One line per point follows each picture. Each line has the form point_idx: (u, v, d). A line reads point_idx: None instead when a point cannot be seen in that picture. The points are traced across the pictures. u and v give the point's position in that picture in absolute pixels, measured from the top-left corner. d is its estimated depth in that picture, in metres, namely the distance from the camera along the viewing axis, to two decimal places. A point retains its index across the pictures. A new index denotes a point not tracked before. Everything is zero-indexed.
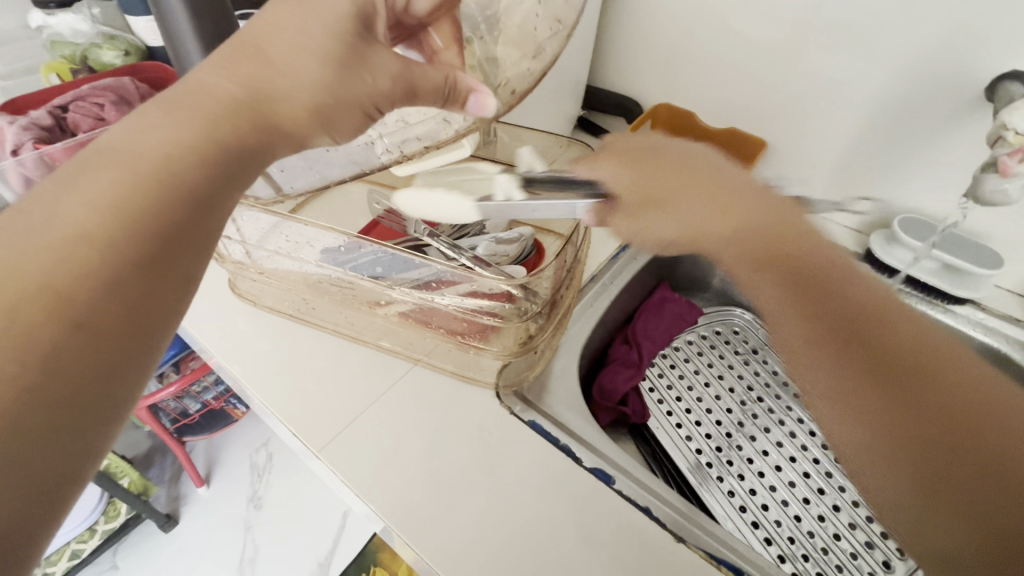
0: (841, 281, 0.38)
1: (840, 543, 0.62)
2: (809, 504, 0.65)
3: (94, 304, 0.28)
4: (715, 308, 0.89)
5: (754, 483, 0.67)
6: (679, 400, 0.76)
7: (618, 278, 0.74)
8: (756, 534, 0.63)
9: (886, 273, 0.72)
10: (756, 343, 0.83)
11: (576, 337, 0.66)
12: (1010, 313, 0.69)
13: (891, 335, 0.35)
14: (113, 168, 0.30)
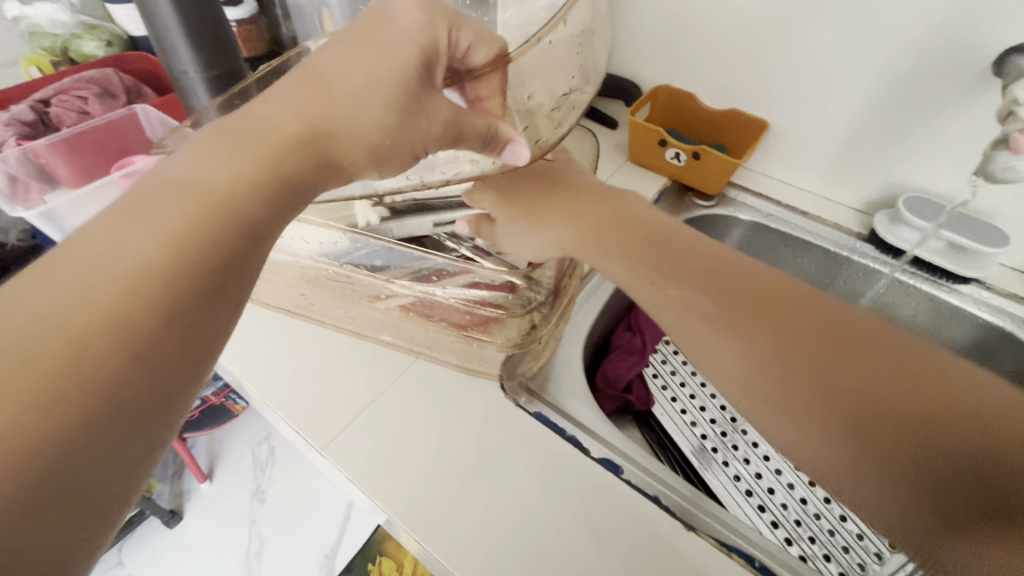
0: (773, 318, 0.37)
1: (846, 524, 0.62)
2: (815, 487, 0.65)
3: (155, 333, 0.26)
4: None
5: (759, 467, 0.67)
6: (683, 386, 0.75)
7: None
8: (763, 518, 0.63)
9: (890, 253, 0.72)
10: None
11: (578, 327, 0.65)
12: (1016, 292, 0.68)
13: (845, 371, 0.33)
14: (167, 201, 0.29)
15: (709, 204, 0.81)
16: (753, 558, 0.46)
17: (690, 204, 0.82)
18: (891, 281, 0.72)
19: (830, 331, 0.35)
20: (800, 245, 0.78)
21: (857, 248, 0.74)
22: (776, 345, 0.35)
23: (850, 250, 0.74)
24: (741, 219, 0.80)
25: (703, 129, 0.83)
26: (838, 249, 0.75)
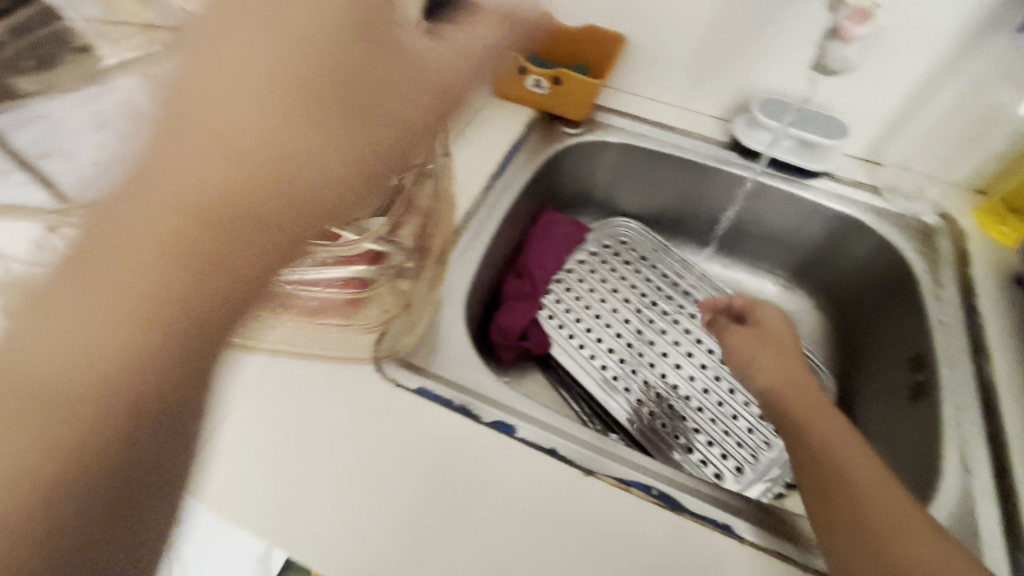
0: (804, 414, 0.47)
1: (737, 422, 0.67)
2: (709, 394, 0.69)
3: (72, 489, 0.24)
4: (599, 222, 0.85)
5: (658, 386, 0.69)
6: (579, 321, 0.74)
7: (493, 211, 0.67)
8: (665, 434, 0.65)
9: (749, 158, 0.74)
10: (644, 250, 0.82)
11: (455, 285, 0.59)
12: (859, 179, 0.72)
13: (857, 463, 0.43)
14: (209, 174, 0.23)
15: (578, 131, 0.77)
16: (650, 486, 0.46)
17: (560, 134, 0.77)
18: (755, 186, 0.74)
19: (841, 437, 0.45)
20: (671, 163, 0.77)
21: (723, 157, 0.75)
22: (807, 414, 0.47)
23: (715, 160, 0.74)
24: (612, 142, 0.77)
25: (561, 48, 0.77)
26: (704, 159, 0.75)
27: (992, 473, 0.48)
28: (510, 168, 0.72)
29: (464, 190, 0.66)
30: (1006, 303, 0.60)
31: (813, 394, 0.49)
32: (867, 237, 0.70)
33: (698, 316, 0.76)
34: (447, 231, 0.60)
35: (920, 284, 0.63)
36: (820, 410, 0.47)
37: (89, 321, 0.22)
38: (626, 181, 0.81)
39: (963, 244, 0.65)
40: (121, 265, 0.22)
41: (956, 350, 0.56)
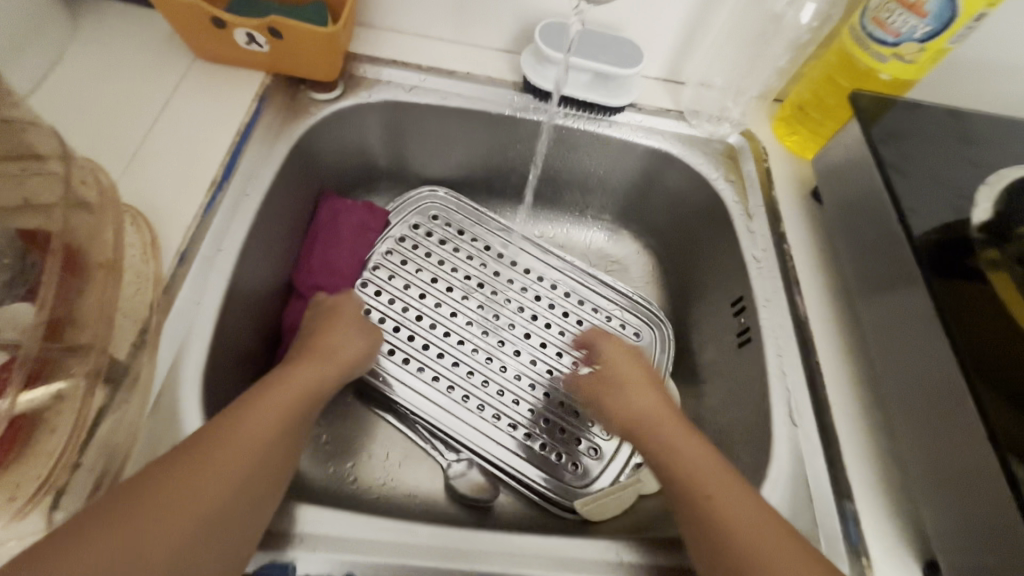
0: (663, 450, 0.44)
1: (587, 398, 0.61)
2: (553, 375, 0.62)
3: None
4: (401, 196, 0.69)
5: (499, 383, 0.61)
6: (398, 331, 0.62)
7: (226, 239, 0.48)
8: (516, 436, 0.59)
9: (541, 99, 0.62)
10: (460, 221, 0.69)
11: (183, 366, 0.41)
12: (663, 106, 0.64)
13: (731, 500, 0.39)
14: (269, 433, 0.38)
15: (332, 95, 0.59)
16: None
17: (309, 103, 0.58)
18: (556, 132, 0.64)
19: (717, 481, 0.41)
20: (462, 118, 0.63)
21: (516, 103, 0.62)
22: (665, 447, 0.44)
23: (509, 108, 0.62)
24: (382, 103, 0.61)
25: None
26: (499, 109, 0.62)
27: (816, 421, 0.47)
28: (245, 165, 0.52)
29: (171, 216, 0.46)
30: (808, 223, 0.58)
31: (692, 444, 0.44)
32: (680, 172, 0.64)
33: (530, 287, 0.66)
34: (149, 296, 0.41)
35: (732, 219, 0.59)
36: (691, 448, 0.43)
37: (192, 491, 0.33)
38: (416, 144, 0.66)
39: (766, 163, 0.62)
40: (221, 443, 0.35)
41: (773, 290, 0.54)
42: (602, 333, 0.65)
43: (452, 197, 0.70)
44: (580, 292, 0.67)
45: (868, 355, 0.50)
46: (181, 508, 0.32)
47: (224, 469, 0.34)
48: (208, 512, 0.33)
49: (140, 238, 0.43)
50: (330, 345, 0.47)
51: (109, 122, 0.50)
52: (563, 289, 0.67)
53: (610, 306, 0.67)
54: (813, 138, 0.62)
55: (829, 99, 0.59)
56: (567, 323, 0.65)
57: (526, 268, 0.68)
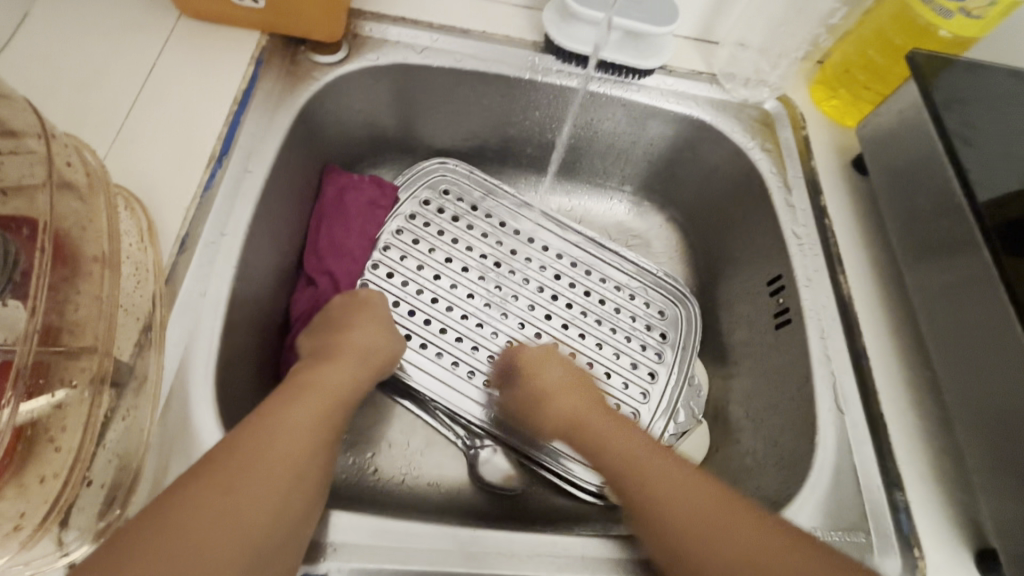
0: (618, 449, 0.41)
1: (612, 380, 0.58)
2: (577, 357, 0.59)
3: None
4: (410, 169, 0.65)
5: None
6: (413, 315, 0.58)
7: (229, 222, 0.43)
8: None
9: (565, 61, 0.57)
10: (472, 197, 0.65)
11: (193, 363, 0.37)
12: (695, 69, 0.59)
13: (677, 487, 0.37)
14: (316, 435, 0.36)
15: (336, 58, 0.53)
16: None
17: (311, 68, 0.52)
18: (584, 96, 0.59)
19: (657, 469, 0.39)
20: (478, 83, 0.58)
21: (538, 66, 0.57)
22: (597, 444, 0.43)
23: (530, 71, 0.57)
24: (391, 67, 0.55)
25: None
26: (519, 72, 0.57)
27: (863, 407, 0.45)
28: (246, 137, 0.47)
29: (168, 198, 0.41)
30: (849, 196, 0.55)
31: (627, 438, 0.42)
32: (710, 140, 0.59)
33: (549, 266, 0.63)
34: (151, 288, 0.37)
35: (770, 191, 0.55)
36: (641, 440, 0.42)
37: (247, 496, 0.31)
38: (427, 112, 0.61)
39: (804, 131, 0.57)
40: (271, 446, 0.33)
41: (815, 268, 0.51)
42: (625, 312, 0.61)
43: (462, 169, 0.66)
44: (600, 269, 0.64)
45: (914, 337, 0.48)
46: (238, 515, 0.30)
47: (279, 473, 0.32)
48: (266, 518, 0.31)
49: (135, 224, 0.39)
50: (359, 342, 0.44)
51: (89, 92, 0.44)
52: (583, 267, 0.63)
53: (632, 284, 0.63)
54: (857, 103, 0.57)
55: (880, 59, 0.54)
56: (588, 302, 0.61)
57: (544, 245, 0.64)
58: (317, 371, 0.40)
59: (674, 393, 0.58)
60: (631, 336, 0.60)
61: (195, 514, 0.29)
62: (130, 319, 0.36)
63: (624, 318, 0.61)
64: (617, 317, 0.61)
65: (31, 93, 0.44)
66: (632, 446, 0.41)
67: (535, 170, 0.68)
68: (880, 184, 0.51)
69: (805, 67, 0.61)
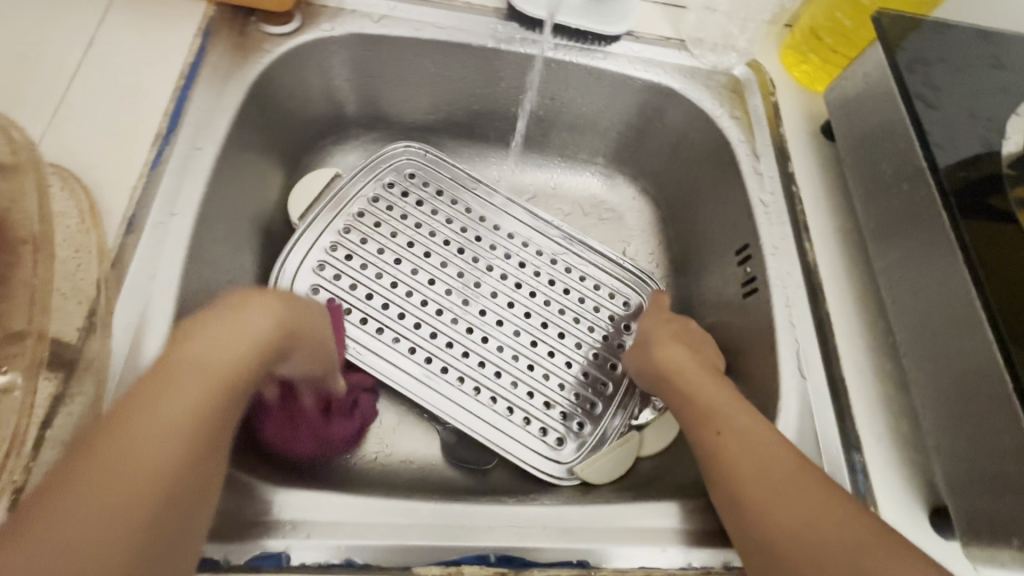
0: (691, 394, 0.43)
1: (571, 370, 0.57)
2: (537, 346, 0.57)
3: None
4: (377, 151, 0.62)
5: (482, 354, 0.56)
6: (371, 299, 0.56)
7: (179, 200, 0.42)
8: (498, 409, 0.54)
9: (530, 28, 0.55)
10: (438, 182, 0.63)
11: (144, 350, 0.36)
12: (663, 34, 0.58)
13: (739, 423, 0.39)
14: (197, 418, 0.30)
15: (289, 29, 0.51)
16: (486, 555, 0.36)
17: (261, 39, 0.50)
18: (547, 65, 0.57)
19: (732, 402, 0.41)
20: (440, 53, 0.56)
21: (502, 34, 0.55)
22: (688, 388, 0.44)
23: (494, 40, 0.55)
24: (348, 37, 0.53)
25: None
26: (483, 41, 0.55)
27: (826, 373, 0.45)
28: (195, 112, 0.45)
29: (112, 177, 0.40)
30: (817, 163, 0.55)
31: (715, 383, 0.43)
32: (679, 109, 0.58)
33: (514, 254, 0.61)
34: (94, 272, 0.37)
35: (738, 159, 0.54)
36: (718, 388, 0.42)
37: (107, 507, 0.26)
38: (388, 84, 0.59)
39: (773, 97, 0.56)
40: (117, 467, 0.27)
41: (782, 236, 0.51)
42: (589, 301, 0.60)
43: (427, 154, 0.64)
44: (567, 259, 0.62)
45: (878, 302, 0.48)
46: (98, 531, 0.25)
47: (150, 469, 0.27)
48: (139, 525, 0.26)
49: (75, 205, 0.38)
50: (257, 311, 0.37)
51: (22, 67, 0.42)
52: (549, 255, 0.62)
53: (598, 275, 0.62)
54: (825, 67, 0.57)
55: (847, 22, 0.53)
56: (551, 291, 0.60)
57: (510, 233, 0.62)
58: (201, 336, 0.34)
59: None
60: (594, 326, 0.59)
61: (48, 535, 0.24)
62: (71, 304, 0.35)
63: (588, 309, 0.60)
64: (581, 306, 0.60)
65: None
66: (704, 383, 0.43)
67: (505, 144, 0.67)
68: (846, 149, 0.50)
69: (774, 31, 0.60)
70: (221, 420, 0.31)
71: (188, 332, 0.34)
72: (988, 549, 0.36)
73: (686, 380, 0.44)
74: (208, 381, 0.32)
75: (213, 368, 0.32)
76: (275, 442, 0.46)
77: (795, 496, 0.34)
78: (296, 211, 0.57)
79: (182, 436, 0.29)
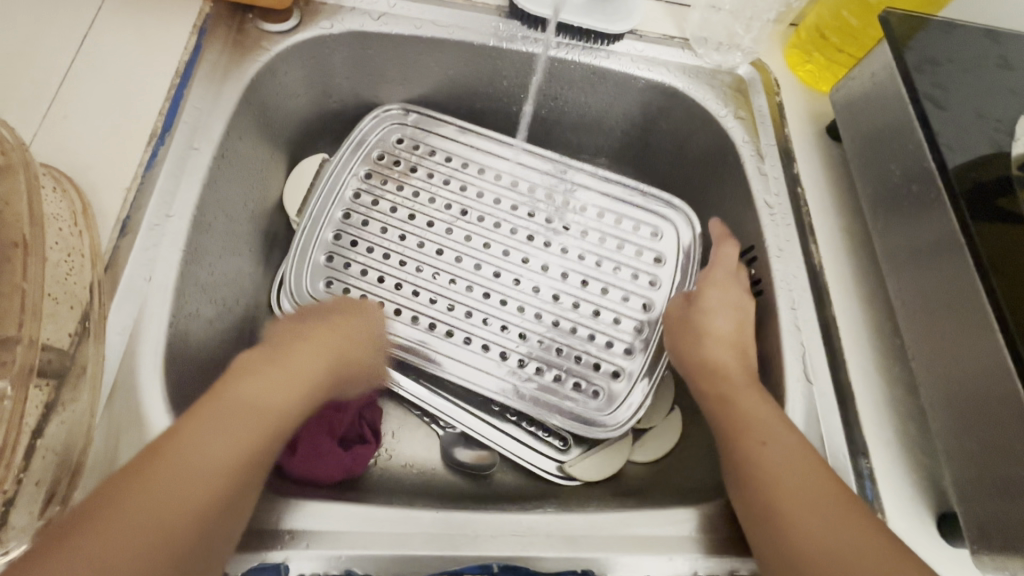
0: (725, 404, 0.41)
1: (601, 318, 0.54)
2: (561, 300, 0.54)
3: None
4: (361, 121, 0.59)
5: (502, 317, 0.53)
6: (381, 280, 0.54)
7: (174, 202, 0.41)
8: (528, 373, 0.52)
9: (531, 26, 0.54)
10: (433, 146, 0.59)
11: (137, 353, 0.36)
12: (666, 33, 0.57)
13: (771, 442, 0.38)
14: (237, 455, 0.31)
15: (287, 26, 0.50)
16: (489, 564, 0.35)
17: (259, 37, 0.49)
18: (549, 64, 0.56)
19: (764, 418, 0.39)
20: (440, 52, 0.55)
21: (503, 32, 0.54)
22: (726, 396, 0.42)
23: (495, 38, 0.54)
24: (347, 35, 0.52)
25: None
26: (484, 39, 0.54)
27: (831, 378, 0.45)
28: (191, 111, 0.44)
29: (106, 179, 0.39)
30: (823, 164, 0.54)
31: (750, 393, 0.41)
32: (683, 109, 0.58)
33: (524, 207, 0.58)
34: (88, 275, 0.36)
35: (743, 160, 0.54)
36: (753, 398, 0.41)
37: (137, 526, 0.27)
38: (388, 83, 0.58)
39: (778, 97, 0.56)
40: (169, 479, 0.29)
41: (787, 238, 0.50)
42: (608, 241, 0.57)
43: (411, 114, 0.60)
44: (579, 200, 0.58)
45: (884, 306, 0.48)
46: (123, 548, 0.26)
47: (183, 500, 0.28)
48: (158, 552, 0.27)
49: (67, 206, 0.36)
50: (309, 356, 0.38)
51: (13, 66, 0.41)
52: (564, 199, 0.58)
53: (617, 210, 0.58)
54: (831, 66, 0.56)
55: (853, 21, 0.53)
56: (573, 240, 0.57)
57: (513, 181, 0.58)
58: (262, 369, 0.36)
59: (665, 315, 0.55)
60: (619, 266, 0.56)
61: (80, 544, 0.26)
62: (65, 309, 0.33)
63: (610, 249, 0.56)
64: (603, 248, 0.56)
65: None
66: (748, 388, 0.42)
67: None
68: (853, 149, 0.50)
69: (779, 29, 0.59)
70: (261, 459, 0.32)
71: (247, 361, 0.36)
72: (999, 557, 0.36)
73: (728, 382, 0.42)
74: (255, 420, 0.33)
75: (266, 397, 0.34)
76: (302, 466, 0.44)
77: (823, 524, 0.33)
78: (293, 206, 0.56)
79: (219, 465, 0.30)
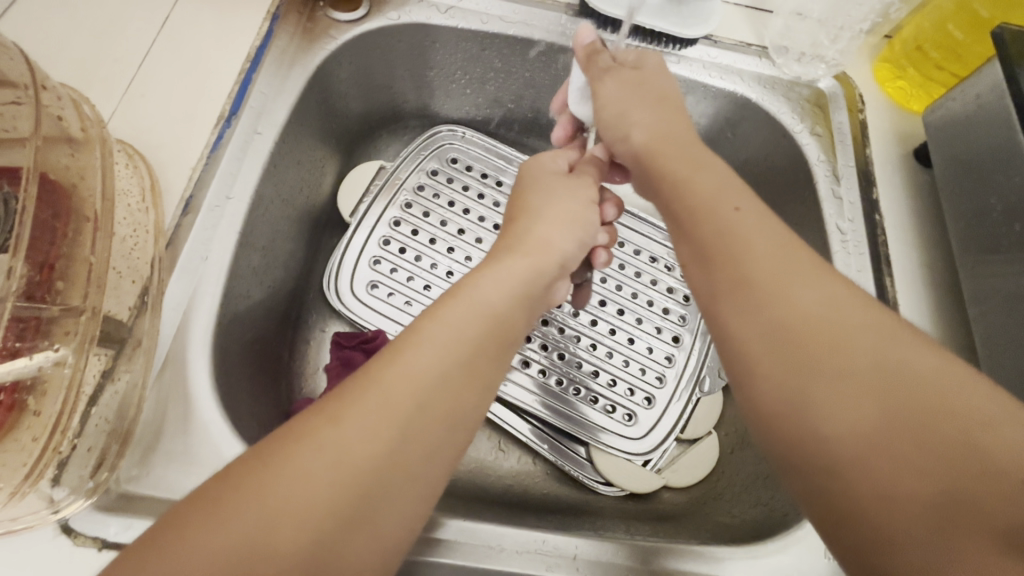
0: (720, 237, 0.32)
1: (635, 346, 0.55)
2: (598, 325, 0.56)
3: None
4: (421, 140, 0.60)
5: (542, 336, 0.55)
6: (428, 289, 0.54)
7: (234, 184, 0.42)
8: (564, 391, 0.54)
9: (602, 28, 0.52)
10: (481, 165, 0.60)
11: (190, 330, 0.37)
12: (743, 40, 0.54)
13: (816, 292, 0.29)
14: (414, 431, 0.26)
15: (356, 16, 0.50)
16: None
17: (329, 25, 0.49)
18: None
19: (778, 258, 0.30)
20: (505, 47, 0.54)
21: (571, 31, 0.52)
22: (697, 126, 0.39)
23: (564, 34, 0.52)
24: (414, 27, 0.52)
25: None
26: (554, 34, 0.52)
27: None
28: (259, 95, 0.45)
29: (173, 157, 0.41)
30: (908, 189, 0.50)
31: (760, 219, 0.32)
32: (754, 120, 0.55)
33: None
34: (150, 250, 0.37)
35: (815, 180, 0.50)
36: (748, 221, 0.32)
37: (310, 474, 0.24)
38: (449, 79, 0.58)
39: (861, 115, 0.52)
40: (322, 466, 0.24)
41: (860, 268, 0.46)
42: (645, 276, 0.58)
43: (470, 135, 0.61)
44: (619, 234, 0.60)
45: (959, 351, 0.44)
46: (287, 499, 0.23)
47: (345, 467, 0.24)
48: (321, 514, 0.23)
49: (137, 181, 0.38)
50: (542, 224, 0.40)
51: (104, 46, 0.43)
52: None
53: (652, 247, 0.60)
54: (925, 84, 0.51)
55: (958, 35, 0.48)
56: (611, 270, 0.58)
57: None
58: (487, 303, 0.32)
59: (697, 349, 0.55)
60: (652, 300, 0.57)
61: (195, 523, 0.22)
62: (127, 282, 0.35)
63: (646, 283, 0.58)
64: (637, 282, 0.58)
65: (42, 46, 0.43)
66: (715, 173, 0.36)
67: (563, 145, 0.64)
68: (945, 176, 0.46)
69: (870, 42, 0.55)
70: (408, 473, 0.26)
71: (478, 286, 0.33)
72: None
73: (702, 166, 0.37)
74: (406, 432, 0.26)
75: (435, 401, 0.27)
76: None
77: (853, 383, 0.25)
78: (347, 207, 0.56)
79: (388, 439, 0.25)
